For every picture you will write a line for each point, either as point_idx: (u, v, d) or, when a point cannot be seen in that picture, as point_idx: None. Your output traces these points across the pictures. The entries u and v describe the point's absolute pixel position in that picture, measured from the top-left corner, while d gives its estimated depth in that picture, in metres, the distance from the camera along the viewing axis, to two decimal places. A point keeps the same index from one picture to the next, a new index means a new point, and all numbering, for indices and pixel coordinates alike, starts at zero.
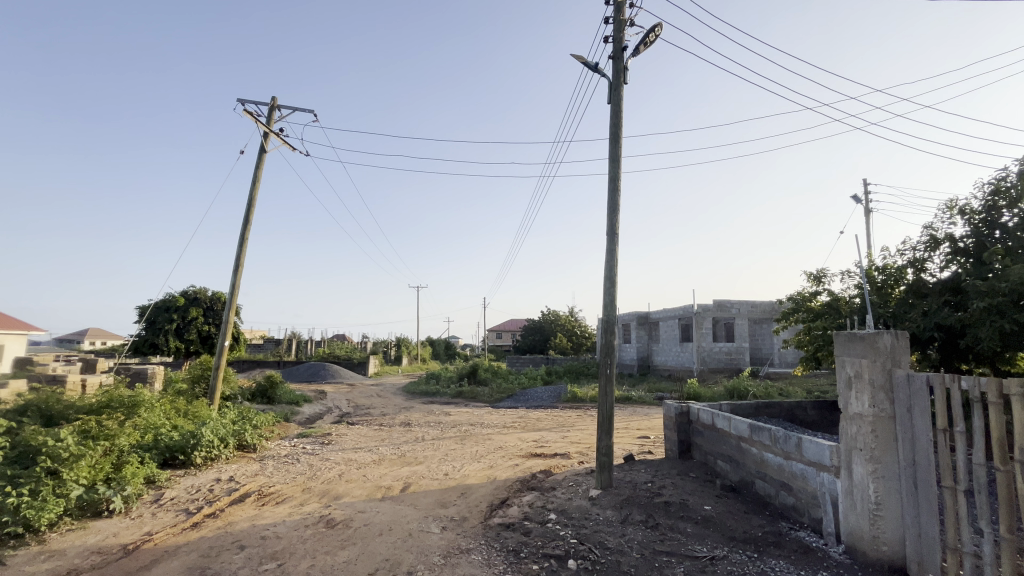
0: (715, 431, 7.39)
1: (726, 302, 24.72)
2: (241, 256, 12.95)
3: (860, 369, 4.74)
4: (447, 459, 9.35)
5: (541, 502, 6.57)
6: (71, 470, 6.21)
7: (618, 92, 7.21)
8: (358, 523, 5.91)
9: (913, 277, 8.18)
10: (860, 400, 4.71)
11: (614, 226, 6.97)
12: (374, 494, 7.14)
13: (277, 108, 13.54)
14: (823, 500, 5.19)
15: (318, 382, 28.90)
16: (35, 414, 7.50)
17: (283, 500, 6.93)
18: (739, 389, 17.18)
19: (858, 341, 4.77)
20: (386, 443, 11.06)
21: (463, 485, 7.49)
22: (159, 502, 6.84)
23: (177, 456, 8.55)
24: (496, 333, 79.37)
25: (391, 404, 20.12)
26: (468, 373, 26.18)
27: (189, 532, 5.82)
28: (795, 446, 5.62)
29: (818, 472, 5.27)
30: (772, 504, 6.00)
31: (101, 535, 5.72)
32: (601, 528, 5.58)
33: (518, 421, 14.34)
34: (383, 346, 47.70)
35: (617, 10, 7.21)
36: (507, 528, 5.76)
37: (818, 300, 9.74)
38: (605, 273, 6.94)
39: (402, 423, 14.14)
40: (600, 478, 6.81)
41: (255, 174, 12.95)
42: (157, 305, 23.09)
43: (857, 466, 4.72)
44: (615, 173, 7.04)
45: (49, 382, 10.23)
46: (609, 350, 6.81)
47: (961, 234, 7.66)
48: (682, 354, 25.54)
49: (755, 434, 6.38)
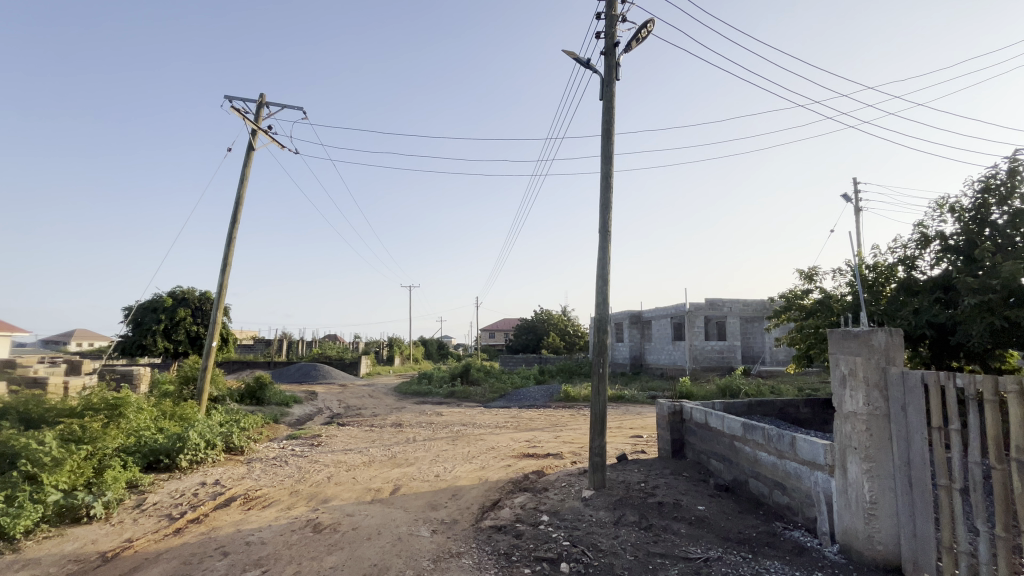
0: (708, 430, 7.33)
1: (718, 301, 24.79)
2: (228, 256, 12.74)
3: (854, 367, 4.69)
4: (438, 460, 9.22)
5: (533, 503, 6.47)
6: (51, 475, 6.04)
7: (610, 89, 7.13)
8: (346, 527, 5.78)
9: (904, 274, 8.18)
10: (854, 398, 4.65)
11: (606, 223, 6.89)
12: (363, 496, 7.01)
13: (265, 104, 13.34)
14: (818, 499, 5.14)
15: (309, 383, 28.69)
16: (14, 418, 7.31)
17: (270, 504, 6.77)
18: (731, 388, 17.23)
19: (852, 339, 4.73)
20: (376, 445, 10.91)
21: (455, 487, 7.38)
22: (141, 507, 6.65)
23: (161, 459, 8.33)
24: (490, 333, 79.21)
25: (383, 404, 19.96)
26: (461, 373, 25.99)
27: (171, 538, 5.65)
28: (789, 445, 5.57)
29: (812, 471, 5.22)
30: (766, 503, 5.96)
31: (80, 542, 5.54)
32: (594, 530, 5.50)
33: (511, 421, 14.26)
34: (376, 346, 47.41)
35: (609, 6, 7.13)
36: (499, 531, 5.67)
37: (811, 298, 9.72)
38: (598, 270, 6.86)
39: (393, 424, 13.99)
40: (593, 479, 6.72)
41: (243, 173, 12.76)
42: (144, 306, 22.71)
43: (851, 466, 4.67)
44: (608, 170, 6.96)
45: (30, 384, 9.98)
46: (601, 348, 6.73)
47: (951, 232, 7.67)
48: (674, 353, 25.58)
49: (749, 433, 6.33)
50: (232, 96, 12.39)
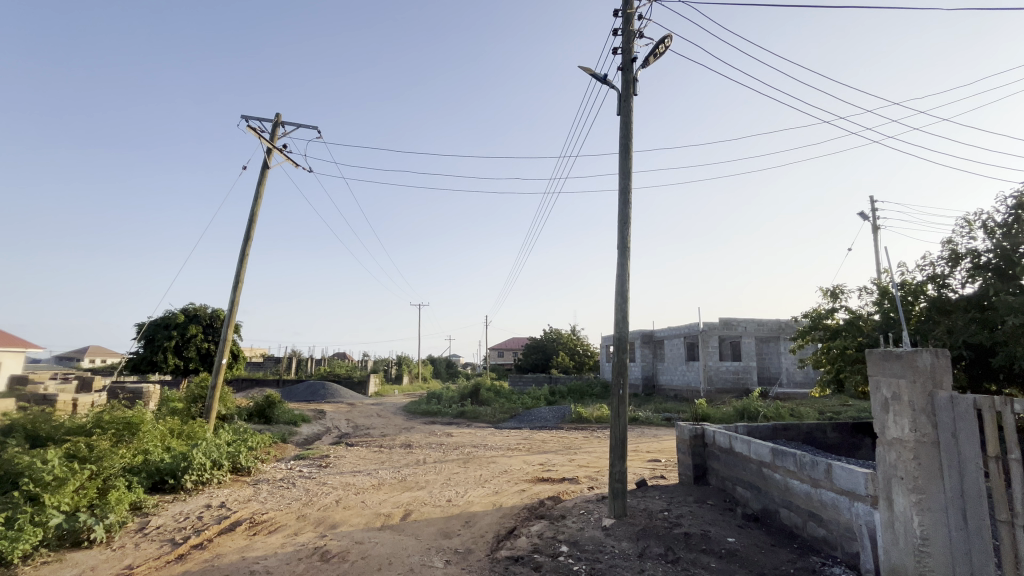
0: (733, 455, 6.98)
1: (732, 320, 24.32)
2: (240, 273, 12.71)
3: (898, 391, 4.39)
4: (450, 483, 8.90)
5: (551, 532, 6.14)
6: (53, 495, 5.86)
7: (628, 104, 7.02)
8: (355, 556, 5.50)
9: (935, 292, 7.82)
10: (899, 424, 4.36)
11: (625, 239, 6.70)
12: (373, 522, 6.73)
13: (281, 124, 13.47)
14: (859, 533, 4.81)
15: (317, 402, 28.46)
16: (20, 435, 7.19)
17: (275, 529, 6.51)
18: (749, 410, 16.72)
19: (894, 359, 4.43)
20: (385, 466, 10.60)
21: (467, 513, 7.06)
22: (144, 531, 6.42)
23: (167, 480, 8.13)
24: (498, 352, 78.84)
25: (391, 424, 19.62)
26: (470, 393, 25.63)
27: (173, 566, 5.41)
28: (824, 473, 5.24)
29: (853, 502, 4.90)
30: (800, 536, 5.59)
31: (78, 569, 5.32)
32: (617, 563, 5.18)
33: (522, 443, 13.89)
34: (384, 366, 47.09)
35: (626, 21, 7.06)
36: (516, 562, 5.34)
37: (836, 317, 9.37)
38: (616, 288, 6.65)
39: (402, 444, 13.69)
40: (613, 506, 6.38)
41: (257, 191, 12.83)
42: (157, 323, 22.82)
43: (897, 497, 4.35)
44: (626, 185, 6.80)
45: (39, 401, 9.90)
46: (620, 369, 6.47)
47: (983, 249, 7.35)
48: (687, 373, 25.07)
49: (779, 459, 5.98)
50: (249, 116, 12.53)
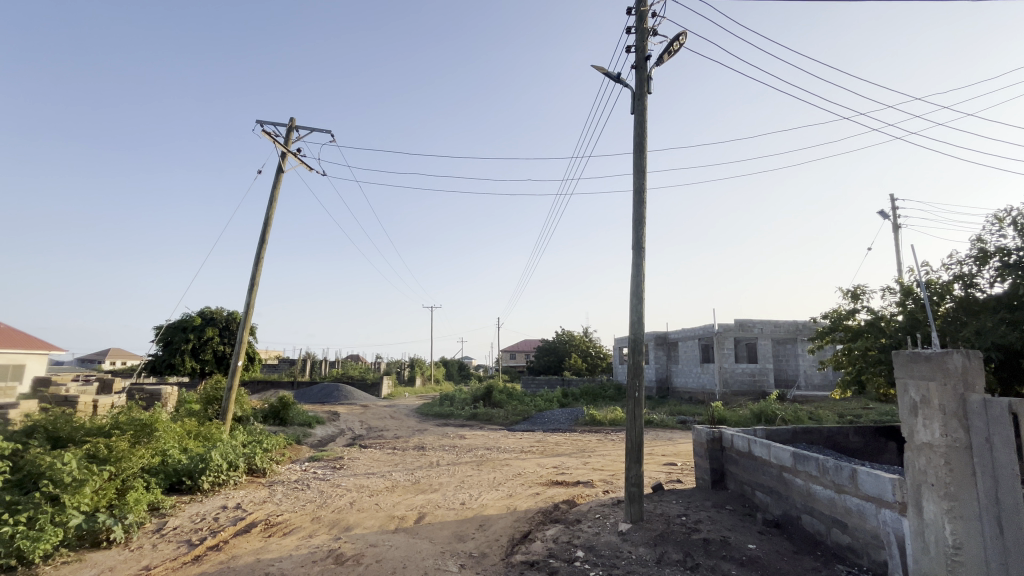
0: (752, 459, 6.82)
1: (748, 321, 23.93)
2: (256, 276, 12.83)
3: (928, 395, 4.22)
4: (463, 486, 8.84)
5: (566, 537, 6.05)
6: (73, 496, 5.93)
7: (641, 102, 6.92)
8: (369, 559, 5.47)
9: (962, 292, 7.57)
10: (929, 428, 4.20)
11: (640, 239, 6.60)
12: (387, 524, 6.71)
13: (294, 128, 13.59)
14: (887, 541, 4.65)
15: (331, 404, 28.62)
16: (42, 436, 7.27)
17: (290, 531, 6.52)
18: (766, 413, 16.41)
19: (924, 361, 4.28)
20: (398, 469, 10.59)
21: (481, 517, 6.99)
22: (161, 532, 6.49)
23: (184, 481, 8.21)
24: (511, 354, 78.81)
25: (404, 426, 19.65)
26: (483, 395, 25.59)
27: (190, 566, 5.44)
28: (849, 478, 5.08)
29: (879, 509, 4.74)
30: (823, 543, 5.43)
31: (97, 569, 5.37)
32: (635, 569, 5.08)
33: (536, 445, 13.82)
34: (396, 368, 47.33)
35: (640, 19, 6.97)
36: (531, 567, 5.27)
37: (856, 318, 9.11)
38: (632, 288, 6.54)
39: (415, 447, 13.66)
40: (629, 510, 6.26)
41: (271, 196, 12.95)
42: (174, 326, 23.19)
43: (928, 504, 4.18)
44: (640, 185, 6.70)
45: (60, 402, 10.05)
46: (636, 371, 6.36)
47: (1013, 248, 7.10)
48: (702, 375, 24.72)
49: (800, 464, 5.83)
50: (263, 121, 12.68)
